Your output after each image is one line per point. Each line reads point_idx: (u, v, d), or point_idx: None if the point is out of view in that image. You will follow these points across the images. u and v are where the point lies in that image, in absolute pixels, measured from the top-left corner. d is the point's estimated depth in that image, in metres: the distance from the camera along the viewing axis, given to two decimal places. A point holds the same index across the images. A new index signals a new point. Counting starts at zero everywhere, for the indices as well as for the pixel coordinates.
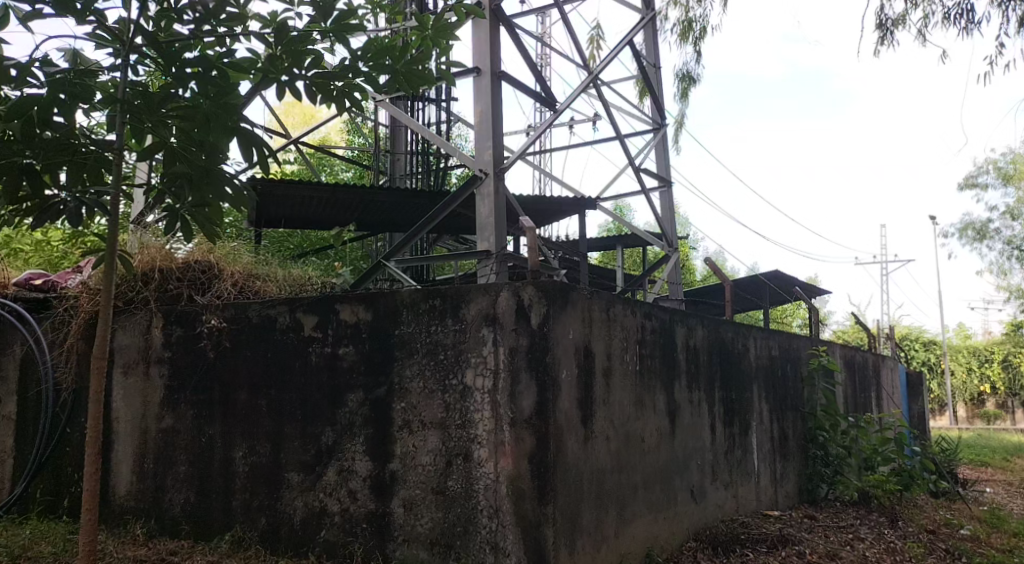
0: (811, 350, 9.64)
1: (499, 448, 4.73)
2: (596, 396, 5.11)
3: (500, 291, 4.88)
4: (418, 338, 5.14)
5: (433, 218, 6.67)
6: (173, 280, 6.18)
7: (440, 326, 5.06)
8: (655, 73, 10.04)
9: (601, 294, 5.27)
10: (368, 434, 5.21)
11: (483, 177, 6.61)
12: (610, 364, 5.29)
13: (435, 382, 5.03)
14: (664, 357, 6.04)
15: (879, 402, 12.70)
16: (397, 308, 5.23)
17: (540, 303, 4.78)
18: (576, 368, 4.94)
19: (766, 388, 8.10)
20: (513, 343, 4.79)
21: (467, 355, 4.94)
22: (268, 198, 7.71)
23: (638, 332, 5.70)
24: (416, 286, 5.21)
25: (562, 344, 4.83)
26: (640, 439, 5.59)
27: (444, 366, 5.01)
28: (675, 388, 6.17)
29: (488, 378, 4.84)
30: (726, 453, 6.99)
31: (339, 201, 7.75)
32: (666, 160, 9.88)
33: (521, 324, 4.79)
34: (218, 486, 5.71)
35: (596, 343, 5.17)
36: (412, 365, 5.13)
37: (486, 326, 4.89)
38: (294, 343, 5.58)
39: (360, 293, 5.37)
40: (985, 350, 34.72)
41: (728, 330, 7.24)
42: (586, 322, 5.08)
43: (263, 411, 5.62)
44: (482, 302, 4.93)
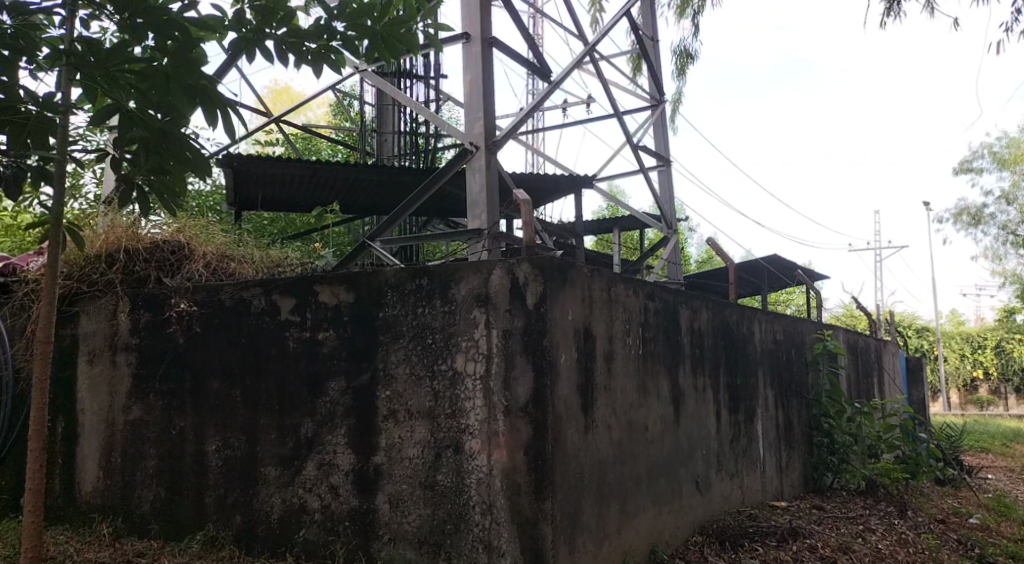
0: (816, 335, 9.30)
1: (493, 438, 4.34)
2: (597, 383, 4.72)
3: (493, 269, 4.48)
4: (404, 320, 4.73)
5: (421, 195, 6.24)
6: (140, 261, 5.76)
7: (428, 308, 4.66)
8: (652, 47, 9.62)
9: (602, 272, 4.88)
10: (351, 426, 4.81)
11: (473, 151, 6.19)
12: (611, 348, 4.90)
13: (423, 367, 4.63)
14: (668, 340, 5.66)
15: (881, 389, 12.38)
16: (381, 289, 4.83)
17: (536, 281, 4.37)
18: (576, 352, 4.55)
19: (772, 375, 7.74)
20: (507, 324, 4.39)
21: (457, 338, 4.54)
22: (245, 177, 7.28)
23: (641, 314, 5.31)
24: (402, 265, 4.80)
25: (561, 326, 4.43)
26: (643, 429, 5.21)
27: (432, 351, 4.61)
28: (679, 373, 5.79)
29: (480, 363, 4.45)
30: (732, 441, 6.63)
31: (320, 180, 7.32)
32: (665, 138, 9.46)
33: (515, 303, 4.39)
34: (189, 482, 5.31)
35: (598, 325, 4.78)
36: (398, 350, 4.73)
37: (477, 307, 4.49)
38: (271, 328, 5.16)
39: (341, 273, 4.96)
40: (978, 335, 34.58)
41: (733, 313, 6.87)
42: (586, 302, 4.68)
43: (237, 401, 5.22)
44: (473, 281, 4.53)
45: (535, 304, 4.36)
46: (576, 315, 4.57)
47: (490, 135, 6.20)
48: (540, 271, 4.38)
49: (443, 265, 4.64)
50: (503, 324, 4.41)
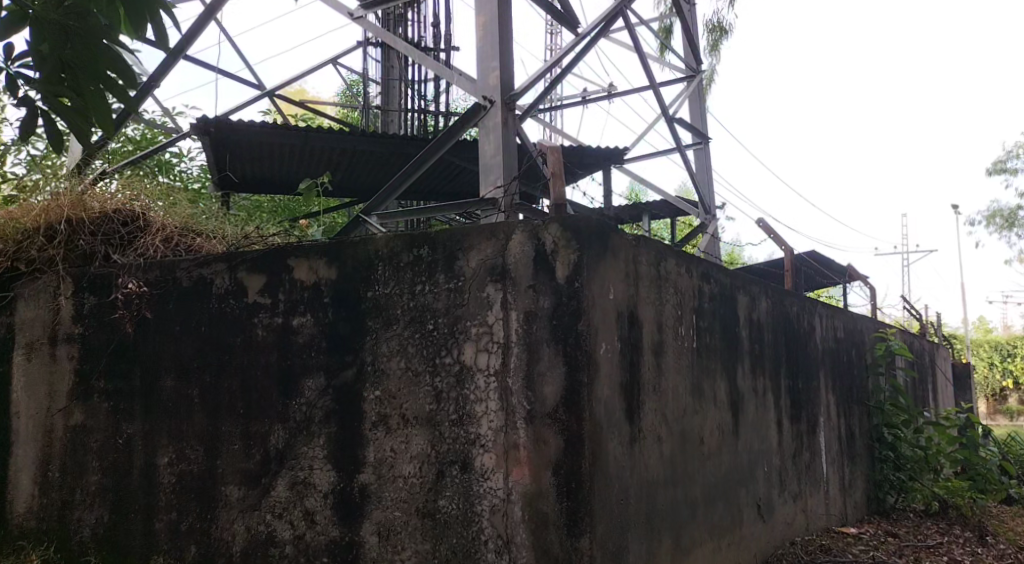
0: (878, 334, 8.39)
1: (510, 453, 3.32)
2: (645, 382, 3.70)
3: (512, 232, 3.46)
4: (398, 302, 3.71)
5: (424, 160, 5.21)
6: (85, 233, 4.79)
7: (429, 283, 3.64)
8: (689, 14, 8.50)
9: (650, 241, 3.85)
10: (330, 435, 3.79)
11: (487, 106, 5.14)
12: (661, 339, 3.88)
13: (422, 362, 3.61)
14: (725, 332, 4.62)
15: (936, 397, 11.28)
16: (370, 262, 3.81)
17: (568, 247, 3.35)
18: (621, 342, 3.53)
19: (832, 378, 6.69)
20: (531, 304, 3.38)
21: (465, 323, 3.52)
22: (224, 149, 6.31)
23: (695, 297, 4.28)
24: (397, 231, 3.78)
25: (601, 306, 3.40)
26: (698, 442, 4.17)
27: (433, 340, 3.60)
28: (738, 373, 4.76)
29: (496, 354, 3.43)
30: (794, 456, 5.59)
31: (311, 151, 6.33)
32: (703, 114, 8.38)
33: (542, 277, 3.37)
34: (138, 502, 4.32)
35: (644, 308, 3.75)
36: (391, 339, 3.70)
37: (493, 282, 3.47)
38: (235, 312, 4.14)
39: (322, 243, 3.95)
40: (1009, 344, 33.32)
41: (793, 303, 5.83)
42: (632, 278, 3.65)
43: (195, 404, 4.22)
44: (487, 249, 3.51)
45: (567, 278, 3.34)
46: (619, 293, 3.53)
47: (508, 87, 5.16)
48: (574, 235, 3.36)
49: (448, 230, 3.62)
50: (525, 302, 3.39)
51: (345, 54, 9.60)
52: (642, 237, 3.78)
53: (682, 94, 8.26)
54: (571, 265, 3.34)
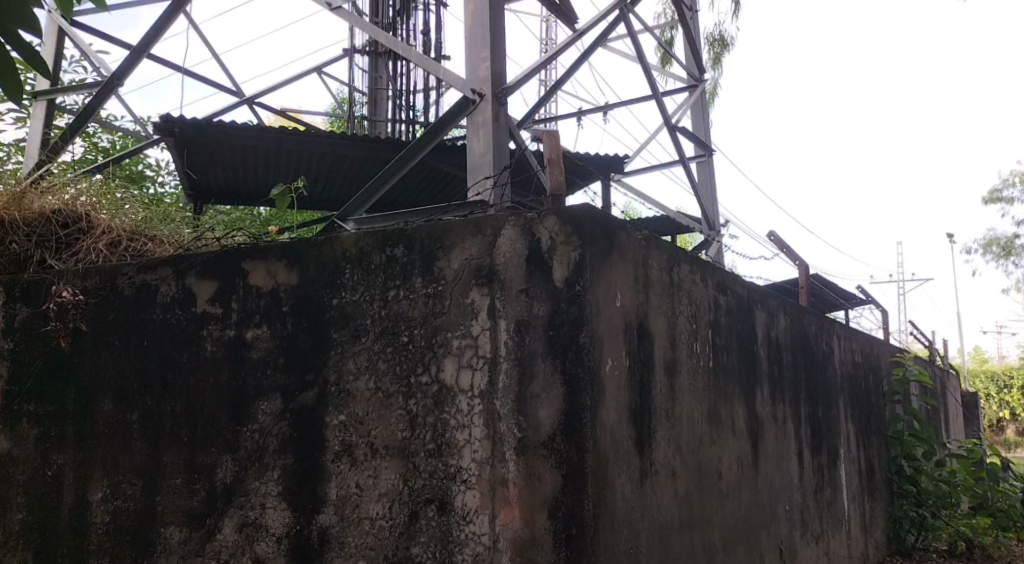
0: (894, 359, 7.92)
1: (498, 491, 2.75)
2: (657, 407, 3.16)
3: (501, 227, 2.92)
4: (367, 310, 3.15)
5: (405, 160, 4.66)
6: (19, 236, 4.23)
7: (404, 288, 3.08)
8: (692, 20, 8.00)
9: (662, 243, 3.32)
10: (287, 468, 3.21)
11: (476, 100, 4.59)
12: (674, 357, 3.35)
13: (394, 382, 3.05)
14: (742, 352, 4.09)
15: (947, 428, 10.79)
16: (335, 264, 3.25)
17: (568, 245, 2.81)
18: (631, 360, 2.99)
19: (850, 406, 6.15)
20: (523, 312, 2.84)
21: (445, 335, 2.97)
22: (192, 153, 5.77)
23: (710, 309, 3.74)
24: (367, 228, 3.23)
25: (607, 315, 2.86)
26: (716, 477, 3.62)
27: (407, 355, 3.04)
28: (756, 398, 4.22)
29: (482, 372, 2.88)
30: (815, 492, 5.04)
31: (285, 155, 5.77)
32: (706, 126, 7.88)
33: (536, 280, 2.83)
34: (66, 546, 3.70)
35: (655, 320, 3.21)
36: (358, 354, 3.14)
37: (478, 286, 2.93)
38: (181, 324, 3.57)
39: (282, 243, 3.39)
40: (1005, 374, 32.96)
41: (811, 322, 5.32)
42: (642, 284, 3.12)
43: (134, 431, 3.63)
44: (472, 248, 2.97)
45: (567, 281, 2.79)
46: (627, 300, 3.00)
47: (500, 79, 4.63)
48: (574, 230, 2.82)
49: (427, 225, 3.07)
50: (517, 310, 2.85)
51: (330, 63, 9.11)
52: (652, 238, 3.25)
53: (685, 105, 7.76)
54: (572, 264, 2.79)
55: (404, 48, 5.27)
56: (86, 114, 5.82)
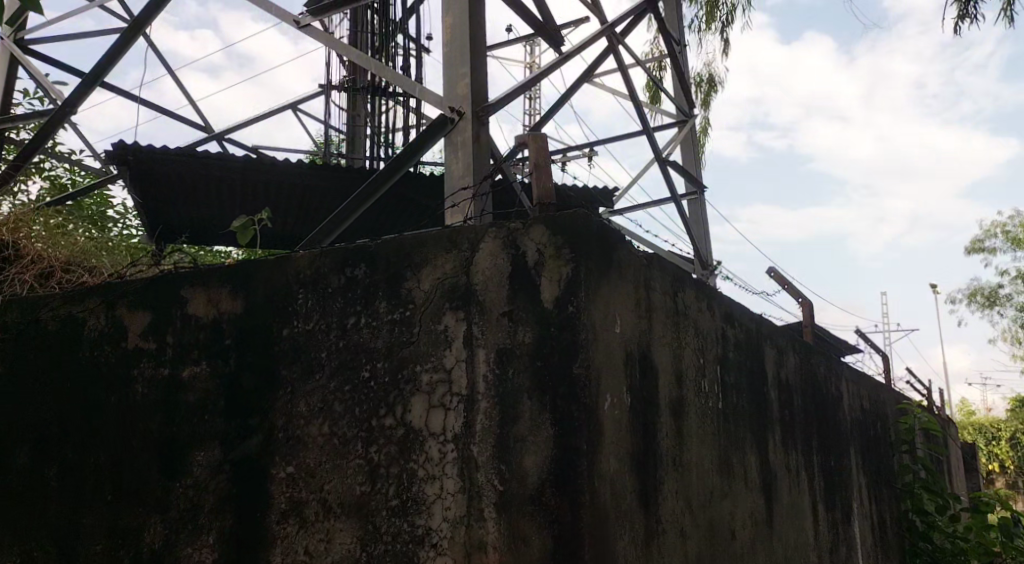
0: (899, 406, 7.50)
1: (474, 558, 2.26)
2: (662, 454, 2.69)
3: (480, 240, 2.48)
4: (322, 341, 2.68)
5: (378, 185, 4.20)
6: None
7: (365, 315, 2.62)
8: (681, 55, 7.70)
9: (665, 264, 2.89)
10: (225, 531, 2.69)
11: (454, 118, 4.19)
12: (680, 395, 2.89)
13: (353, 426, 2.56)
14: (753, 392, 3.64)
15: (951, 480, 10.33)
16: (286, 288, 2.78)
17: (558, 259, 2.36)
18: (633, 398, 2.53)
19: (861, 457, 5.69)
20: (506, 340, 2.38)
21: (413, 369, 2.51)
22: (151, 185, 5.24)
23: (717, 343, 3.30)
24: (324, 246, 2.77)
25: (605, 344, 2.40)
26: (729, 537, 3.13)
27: (368, 393, 2.56)
28: (768, 444, 3.76)
29: (456, 413, 2.41)
30: (831, 551, 4.55)
31: (253, 190, 5.27)
32: (698, 162, 7.52)
33: (521, 301, 2.38)
34: None
35: (659, 352, 2.76)
36: (311, 394, 2.65)
37: (452, 310, 2.48)
38: (109, 361, 3.06)
39: (225, 266, 2.92)
40: (995, 426, 32.60)
41: (820, 363, 4.90)
42: (643, 309, 2.68)
43: (52, 487, 3.09)
44: (445, 266, 2.52)
45: (558, 302, 2.34)
46: (627, 326, 2.55)
47: (480, 97, 4.24)
48: (565, 242, 2.38)
49: (394, 241, 2.62)
50: (498, 338, 2.39)
51: (306, 101, 8.73)
52: (654, 257, 2.82)
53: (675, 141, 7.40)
54: (562, 282, 2.34)
55: (379, 69, 4.88)
56: (35, 144, 5.36)
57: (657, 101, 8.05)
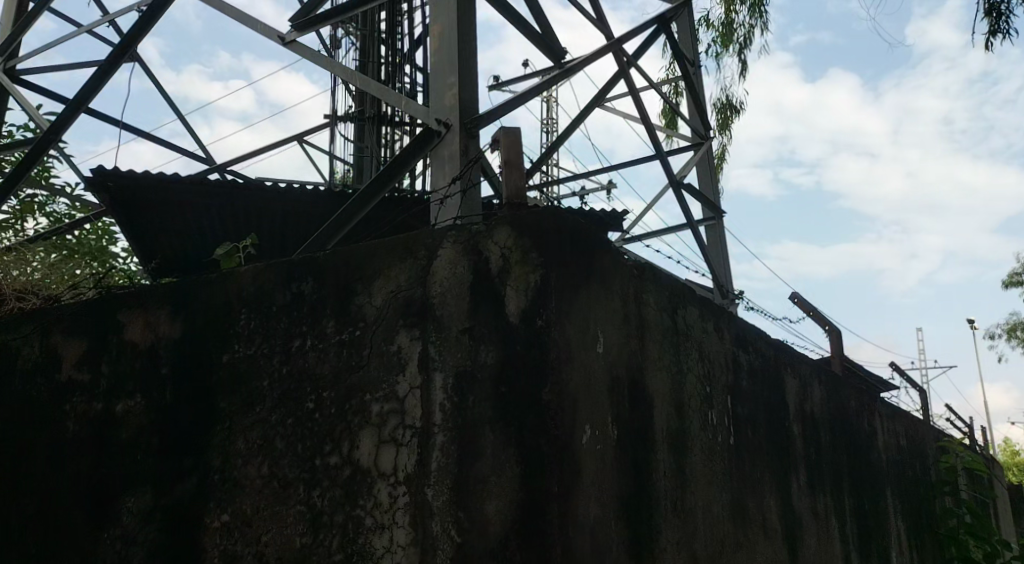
0: (939, 444, 6.96)
1: None
2: (659, 498, 2.29)
3: (438, 246, 2.13)
4: (263, 367, 2.32)
5: (369, 195, 3.76)
6: None
7: (311, 336, 2.27)
8: (698, 76, 7.34)
9: (660, 277, 2.52)
10: None
11: (442, 131, 3.84)
12: (681, 427, 2.50)
13: (294, 467, 2.20)
14: (771, 426, 3.23)
15: (1000, 524, 9.65)
16: (227, 308, 2.43)
17: (525, 264, 2.01)
18: (619, 430, 2.15)
19: (898, 500, 5.18)
20: (465, 360, 2.02)
21: (362, 399, 2.15)
22: (135, 213, 4.90)
23: (727, 370, 2.91)
24: (269, 260, 2.42)
25: (583, 364, 2.04)
26: None
27: (311, 427, 2.20)
28: (790, 485, 3.33)
29: (410, 449, 2.04)
30: None
31: (241, 213, 4.94)
32: (716, 187, 7.11)
33: (484, 314, 2.03)
34: None
35: (653, 376, 2.39)
36: (249, 428, 2.30)
37: (406, 328, 2.13)
38: (40, 393, 2.72)
39: (165, 285, 2.58)
40: None
41: (850, 396, 4.45)
42: (633, 326, 2.31)
43: None
44: (399, 278, 2.17)
45: (525, 313, 1.99)
46: (612, 345, 2.18)
47: (469, 109, 3.91)
48: (535, 246, 2.02)
49: (346, 252, 2.29)
50: (456, 359, 2.03)
51: (311, 131, 8.32)
52: (647, 268, 2.46)
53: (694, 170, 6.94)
54: (530, 291, 1.99)
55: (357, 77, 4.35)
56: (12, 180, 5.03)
57: (673, 125, 7.66)
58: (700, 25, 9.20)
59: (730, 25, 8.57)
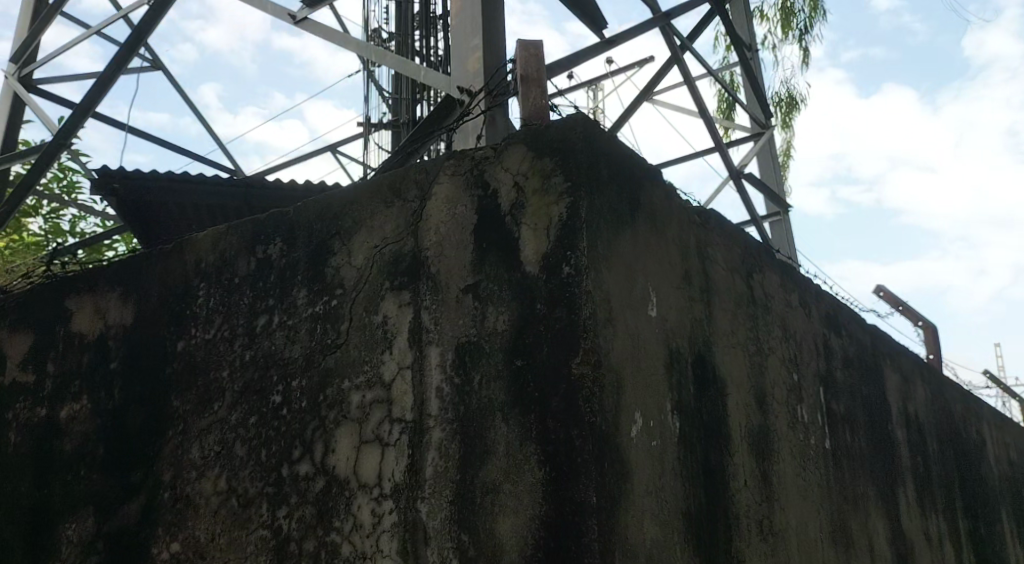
0: None
1: None
2: (739, 517, 1.71)
3: (434, 181, 1.61)
4: (224, 354, 1.83)
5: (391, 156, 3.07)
6: None
7: (280, 311, 1.76)
8: (756, 62, 6.71)
9: (729, 232, 1.96)
10: None
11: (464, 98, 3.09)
12: (763, 423, 1.92)
13: (256, 480, 1.69)
14: (872, 429, 2.60)
15: None
16: (183, 286, 1.95)
17: (546, 193, 1.46)
18: (682, 423, 1.58)
19: (1014, 523, 4.43)
20: (469, 329, 1.50)
21: (340, 388, 1.63)
22: (144, 211, 4.46)
23: (818, 356, 2.31)
24: (232, 221, 1.92)
25: (629, 330, 1.48)
26: None
27: (277, 427, 1.69)
28: (897, 501, 2.69)
29: (399, 450, 1.52)
30: None
31: (253, 205, 4.51)
32: (781, 179, 6.42)
33: (493, 267, 1.49)
34: None
35: (724, 356, 1.81)
36: (206, 433, 1.80)
37: (393, 291, 1.61)
38: None
39: (119, 262, 2.11)
40: None
41: (956, 398, 3.77)
42: (695, 288, 1.75)
43: None
44: (385, 227, 1.65)
45: (546, 259, 1.43)
46: (668, 308, 1.63)
47: None
48: (559, 166, 1.47)
49: (319, 201, 1.77)
50: (457, 328, 1.51)
51: (345, 141, 7.87)
52: (712, 217, 1.89)
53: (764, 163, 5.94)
54: (552, 230, 1.44)
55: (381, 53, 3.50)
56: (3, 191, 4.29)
57: (732, 117, 6.99)
58: (755, 16, 8.59)
59: (788, 9, 7.95)
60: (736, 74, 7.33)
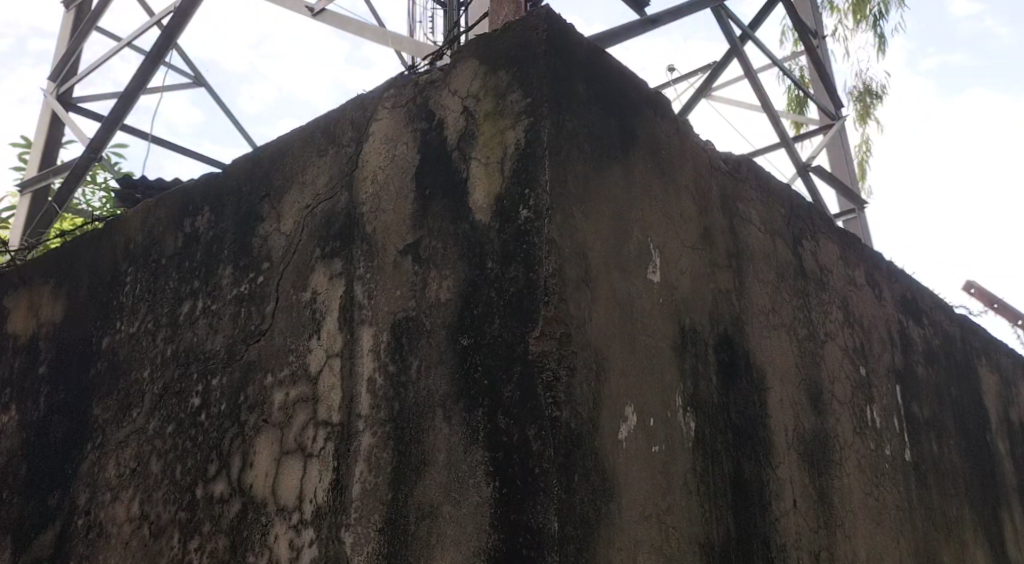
0: None
1: None
2: (784, 549, 1.30)
3: (371, 119, 1.25)
4: (146, 350, 1.51)
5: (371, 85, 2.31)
6: None
7: (203, 295, 1.43)
8: None
9: (771, 186, 1.54)
10: None
11: None
12: (819, 427, 1.49)
13: (170, 502, 1.37)
14: (966, 437, 2.13)
15: None
16: (112, 272, 1.64)
17: (499, 116, 1.09)
18: (698, 425, 1.19)
19: None
20: (407, 303, 1.14)
21: (262, 387, 1.28)
22: None
23: (893, 348, 1.86)
24: (163, 192, 1.60)
25: (617, 298, 1.10)
26: None
27: (195, 437, 1.36)
28: (1001, 526, 2.20)
29: (323, 465, 1.17)
30: None
31: None
32: None
33: (436, 220, 1.13)
34: None
35: (763, 341, 1.40)
36: (123, 446, 1.48)
37: (323, 261, 1.26)
38: None
39: (53, 251, 1.82)
40: None
41: None
42: (721, 252, 1.35)
43: None
44: (317, 181, 1.30)
45: (500, 203, 1.07)
46: (680, 275, 1.24)
47: None
48: (516, 79, 1.09)
49: (249, 159, 1.43)
50: (393, 302, 1.15)
51: None
52: (748, 166, 1.48)
53: (847, 154, 5.15)
54: (507, 163, 1.07)
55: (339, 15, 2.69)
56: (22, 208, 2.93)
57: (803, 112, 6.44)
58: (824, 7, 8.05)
59: None
60: (805, 66, 6.80)
